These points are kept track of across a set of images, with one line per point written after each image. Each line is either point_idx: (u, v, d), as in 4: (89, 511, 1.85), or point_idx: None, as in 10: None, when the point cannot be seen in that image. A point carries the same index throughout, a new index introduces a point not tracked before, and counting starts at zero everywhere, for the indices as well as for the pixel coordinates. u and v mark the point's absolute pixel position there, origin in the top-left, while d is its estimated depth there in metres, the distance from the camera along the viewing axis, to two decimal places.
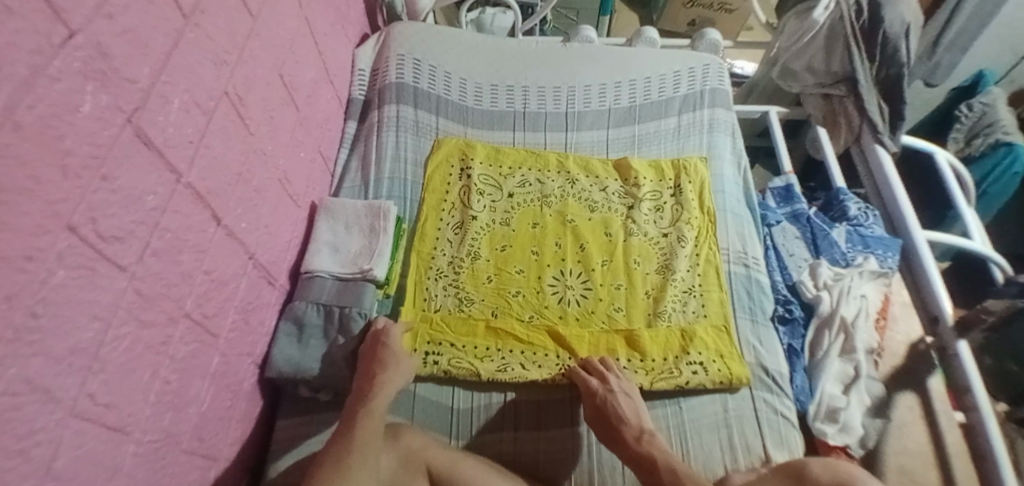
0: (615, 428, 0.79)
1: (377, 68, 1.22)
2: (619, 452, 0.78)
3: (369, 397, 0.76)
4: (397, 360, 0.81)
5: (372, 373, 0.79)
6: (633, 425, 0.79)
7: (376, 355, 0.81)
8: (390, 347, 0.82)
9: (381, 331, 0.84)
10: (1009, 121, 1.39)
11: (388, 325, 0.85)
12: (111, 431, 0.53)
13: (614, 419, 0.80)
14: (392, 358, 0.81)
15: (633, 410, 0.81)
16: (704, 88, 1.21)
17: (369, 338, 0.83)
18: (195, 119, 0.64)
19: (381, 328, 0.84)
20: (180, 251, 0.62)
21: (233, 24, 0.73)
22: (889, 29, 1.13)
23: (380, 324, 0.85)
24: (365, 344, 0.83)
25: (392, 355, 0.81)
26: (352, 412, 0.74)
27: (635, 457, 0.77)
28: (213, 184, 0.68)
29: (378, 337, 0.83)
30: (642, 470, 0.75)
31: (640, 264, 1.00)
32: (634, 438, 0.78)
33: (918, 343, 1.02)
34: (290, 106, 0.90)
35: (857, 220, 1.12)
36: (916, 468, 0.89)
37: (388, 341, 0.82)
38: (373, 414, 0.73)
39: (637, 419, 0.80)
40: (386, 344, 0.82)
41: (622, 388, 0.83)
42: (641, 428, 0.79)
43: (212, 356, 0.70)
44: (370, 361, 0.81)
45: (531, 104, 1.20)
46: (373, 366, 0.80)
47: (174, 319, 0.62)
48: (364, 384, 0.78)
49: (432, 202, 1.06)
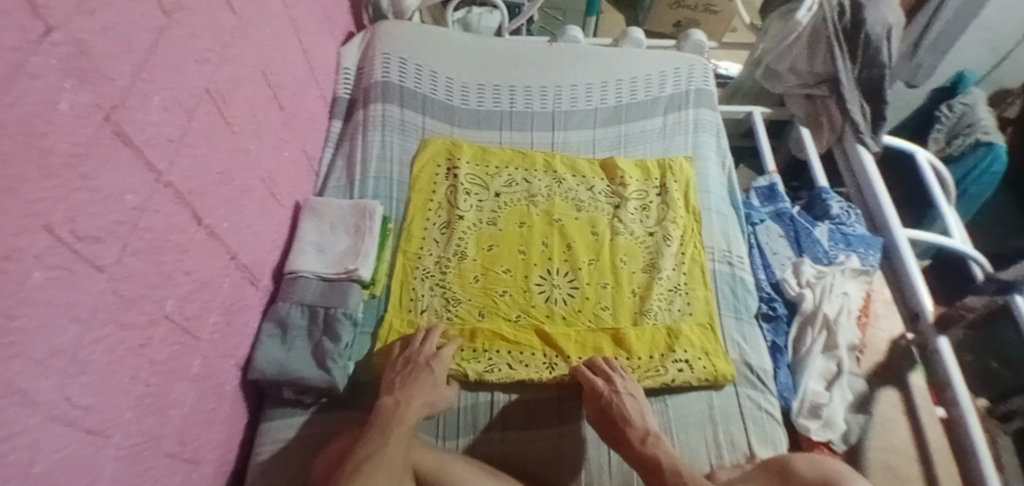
0: (620, 430, 0.80)
1: (362, 66, 1.21)
2: (624, 453, 0.79)
3: (400, 409, 0.76)
4: (435, 381, 0.82)
5: (410, 387, 0.79)
6: (638, 426, 0.80)
7: (418, 374, 0.81)
8: (436, 369, 0.83)
9: (429, 353, 0.84)
10: (988, 121, 1.43)
11: (438, 349, 0.85)
12: (90, 434, 0.53)
13: (619, 420, 0.80)
14: (433, 380, 0.81)
15: (637, 411, 0.82)
16: (689, 88, 1.22)
17: (415, 354, 0.84)
18: (176, 117, 0.64)
19: (432, 352, 0.85)
20: (162, 251, 0.62)
21: (216, 21, 0.72)
22: (871, 30, 1.16)
23: (430, 345, 0.86)
24: (407, 356, 0.84)
25: (432, 376, 0.82)
26: (384, 423, 0.74)
27: (640, 458, 0.77)
28: (195, 184, 0.68)
29: (424, 358, 0.83)
30: (646, 472, 0.76)
31: (626, 263, 1.00)
32: (638, 439, 0.78)
33: (899, 339, 1.04)
34: (273, 106, 0.89)
35: (839, 218, 1.14)
36: (900, 464, 0.91)
37: (436, 363, 0.83)
38: (404, 427, 0.74)
39: (643, 421, 0.81)
40: (432, 368, 0.82)
41: (627, 389, 0.83)
42: (647, 430, 0.79)
43: (195, 358, 0.69)
44: (409, 377, 0.81)
45: (518, 104, 1.20)
46: (413, 382, 0.80)
47: (155, 321, 0.61)
48: (399, 395, 0.78)
49: (418, 202, 1.06)
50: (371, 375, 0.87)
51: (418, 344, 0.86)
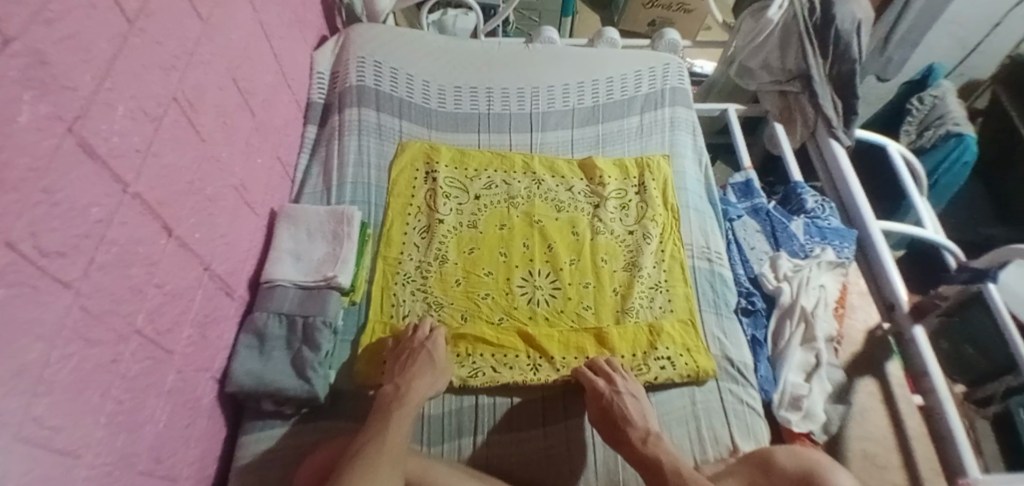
0: (621, 430, 0.79)
1: (336, 71, 1.20)
2: (625, 454, 0.78)
3: (402, 395, 0.77)
4: (436, 367, 0.83)
5: (408, 372, 0.80)
6: (640, 427, 0.79)
7: (416, 356, 0.82)
8: (431, 350, 0.84)
9: (423, 337, 0.86)
10: (958, 113, 1.46)
11: (432, 333, 0.87)
12: (58, 455, 0.51)
13: (620, 420, 0.80)
14: (431, 362, 0.82)
15: (638, 411, 0.82)
16: (665, 87, 1.24)
17: (410, 340, 0.85)
18: (142, 127, 0.62)
19: (428, 336, 0.86)
20: (130, 264, 0.60)
21: (182, 27, 0.70)
22: (841, 26, 1.18)
23: (423, 331, 0.87)
24: (403, 343, 0.86)
25: (431, 359, 0.82)
26: (385, 409, 0.75)
27: (640, 458, 0.76)
28: (163, 194, 0.66)
29: (419, 342, 0.85)
30: (647, 472, 0.75)
31: (607, 262, 1.01)
32: (640, 439, 0.78)
33: (875, 329, 1.06)
34: (245, 112, 0.88)
35: (814, 212, 1.16)
36: (879, 452, 0.93)
37: (430, 345, 0.84)
38: (405, 410, 0.75)
39: (644, 421, 0.81)
40: (429, 350, 0.83)
41: (628, 389, 0.83)
42: (648, 430, 0.79)
43: (168, 372, 0.68)
44: (407, 361, 0.82)
45: (495, 105, 1.20)
46: (411, 366, 0.81)
47: (124, 337, 0.60)
48: (399, 380, 0.80)
49: (397, 206, 1.05)
50: (354, 383, 0.86)
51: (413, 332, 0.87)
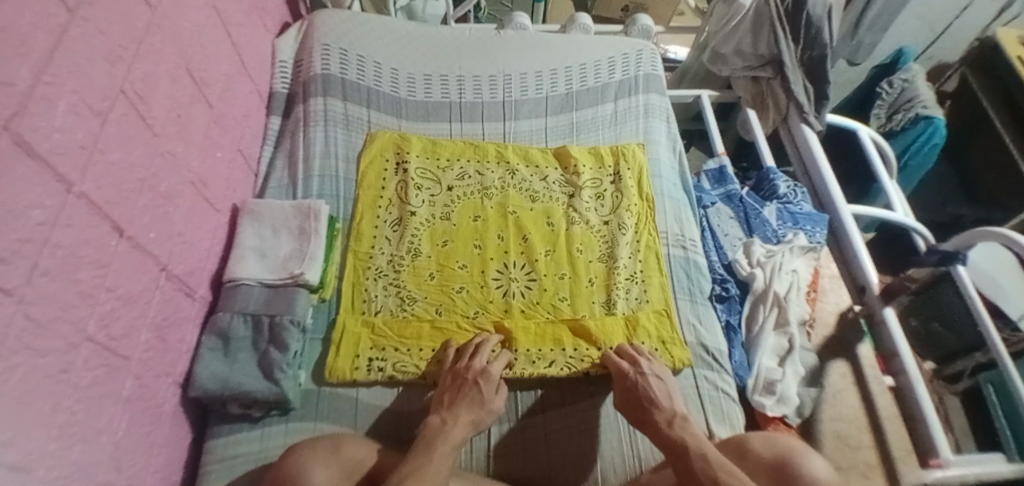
0: (646, 411, 0.78)
1: (300, 58, 1.16)
2: (650, 435, 0.76)
3: (445, 429, 0.72)
4: (485, 403, 0.77)
5: (457, 406, 0.76)
6: (665, 409, 0.77)
7: (466, 391, 0.78)
8: (483, 388, 0.78)
9: (479, 368, 0.81)
10: (926, 96, 1.48)
11: (488, 364, 0.82)
12: (10, 471, 0.48)
13: (645, 401, 0.79)
14: (482, 401, 0.77)
15: (664, 393, 0.80)
16: (638, 74, 1.23)
17: (466, 369, 0.81)
18: (87, 122, 0.59)
19: (482, 367, 0.81)
20: (78, 268, 0.57)
21: (128, 15, 0.66)
22: (813, 11, 1.18)
23: (481, 359, 0.82)
24: (457, 370, 0.81)
25: (482, 395, 0.78)
26: (428, 441, 0.70)
27: (665, 439, 0.74)
28: (112, 192, 0.63)
29: (473, 374, 0.79)
30: (672, 455, 0.72)
31: (582, 253, 1.00)
32: (665, 421, 0.76)
33: (847, 312, 1.08)
34: (200, 104, 0.84)
35: (786, 197, 1.16)
36: (852, 433, 0.94)
37: (483, 381, 0.79)
38: (448, 447, 0.69)
39: (670, 403, 0.78)
40: (479, 385, 0.78)
41: (653, 371, 0.83)
42: (674, 413, 0.77)
43: (125, 379, 0.65)
44: (459, 393, 0.78)
45: (466, 95, 1.18)
46: (461, 401, 0.77)
47: (75, 345, 0.57)
48: (445, 413, 0.75)
49: (367, 199, 1.02)
50: (324, 382, 0.83)
51: (471, 359, 0.82)
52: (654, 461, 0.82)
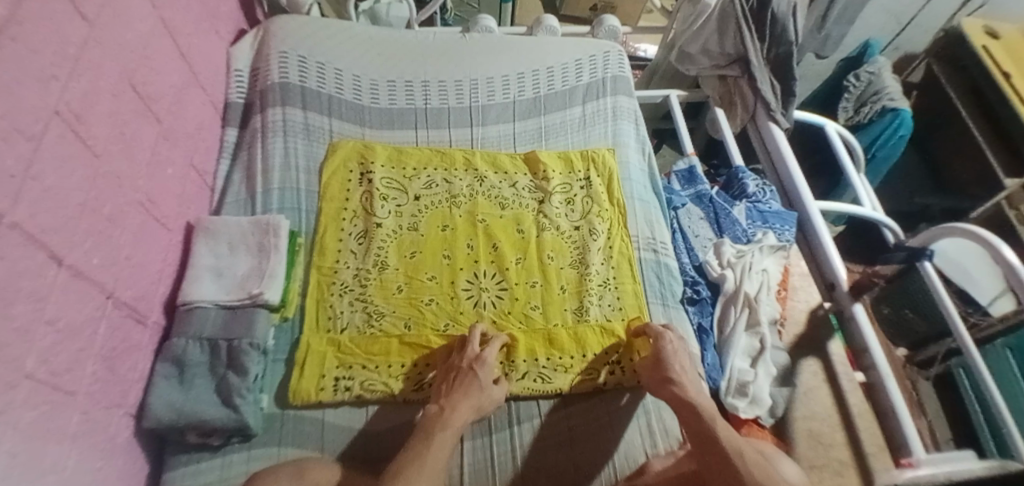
0: (670, 369, 0.80)
1: (256, 66, 1.12)
2: (670, 393, 0.78)
3: (444, 415, 0.74)
4: (485, 391, 0.78)
5: (454, 393, 0.77)
6: (688, 377, 0.80)
7: (465, 381, 0.78)
8: (481, 375, 0.79)
9: (473, 356, 0.81)
10: (893, 88, 1.50)
11: (482, 351, 0.82)
12: None
13: (671, 361, 0.81)
14: (480, 388, 0.78)
15: (690, 365, 0.83)
16: (606, 75, 1.22)
17: (460, 359, 0.81)
18: (16, 147, 0.55)
19: (478, 355, 0.81)
20: (12, 303, 0.53)
21: (63, 32, 0.63)
22: (777, 9, 1.16)
23: (473, 348, 0.82)
24: (454, 363, 0.81)
25: (479, 380, 0.78)
26: (428, 429, 0.72)
27: (684, 400, 0.77)
28: (49, 220, 0.59)
29: (468, 363, 0.80)
30: (690, 411, 0.75)
31: (554, 259, 0.99)
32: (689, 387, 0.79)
33: (817, 309, 1.09)
34: (147, 119, 0.80)
35: (755, 196, 1.16)
36: (825, 430, 0.94)
37: (480, 368, 0.79)
38: (448, 435, 0.72)
39: (693, 376, 0.82)
40: (476, 374, 0.78)
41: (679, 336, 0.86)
42: (697, 384, 0.80)
43: (70, 415, 0.62)
44: (454, 383, 0.78)
45: (432, 100, 1.15)
46: (458, 388, 0.77)
47: (13, 384, 0.53)
48: (444, 401, 0.76)
49: (331, 212, 0.99)
50: (288, 405, 0.81)
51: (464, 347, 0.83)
52: (630, 470, 0.82)
